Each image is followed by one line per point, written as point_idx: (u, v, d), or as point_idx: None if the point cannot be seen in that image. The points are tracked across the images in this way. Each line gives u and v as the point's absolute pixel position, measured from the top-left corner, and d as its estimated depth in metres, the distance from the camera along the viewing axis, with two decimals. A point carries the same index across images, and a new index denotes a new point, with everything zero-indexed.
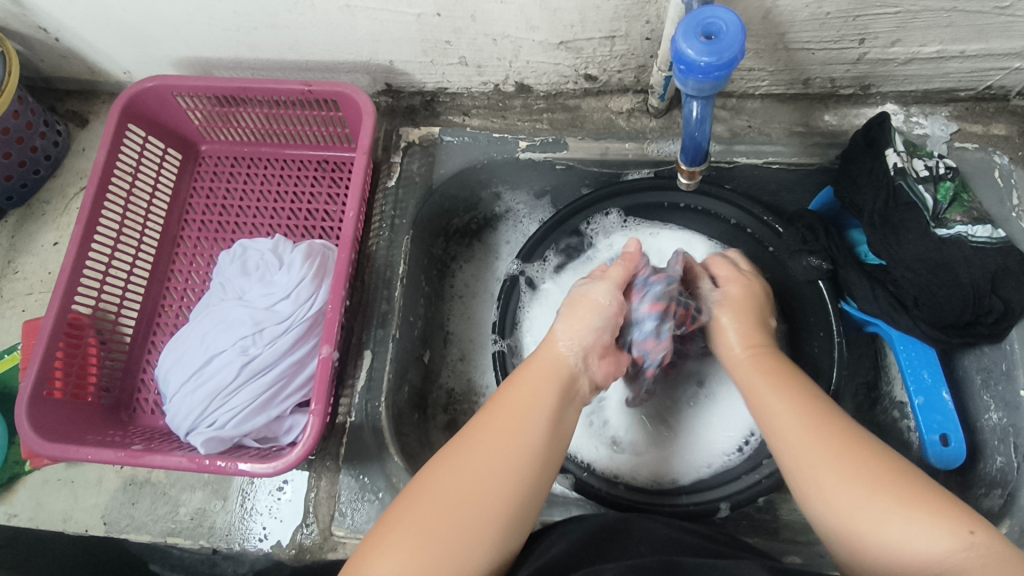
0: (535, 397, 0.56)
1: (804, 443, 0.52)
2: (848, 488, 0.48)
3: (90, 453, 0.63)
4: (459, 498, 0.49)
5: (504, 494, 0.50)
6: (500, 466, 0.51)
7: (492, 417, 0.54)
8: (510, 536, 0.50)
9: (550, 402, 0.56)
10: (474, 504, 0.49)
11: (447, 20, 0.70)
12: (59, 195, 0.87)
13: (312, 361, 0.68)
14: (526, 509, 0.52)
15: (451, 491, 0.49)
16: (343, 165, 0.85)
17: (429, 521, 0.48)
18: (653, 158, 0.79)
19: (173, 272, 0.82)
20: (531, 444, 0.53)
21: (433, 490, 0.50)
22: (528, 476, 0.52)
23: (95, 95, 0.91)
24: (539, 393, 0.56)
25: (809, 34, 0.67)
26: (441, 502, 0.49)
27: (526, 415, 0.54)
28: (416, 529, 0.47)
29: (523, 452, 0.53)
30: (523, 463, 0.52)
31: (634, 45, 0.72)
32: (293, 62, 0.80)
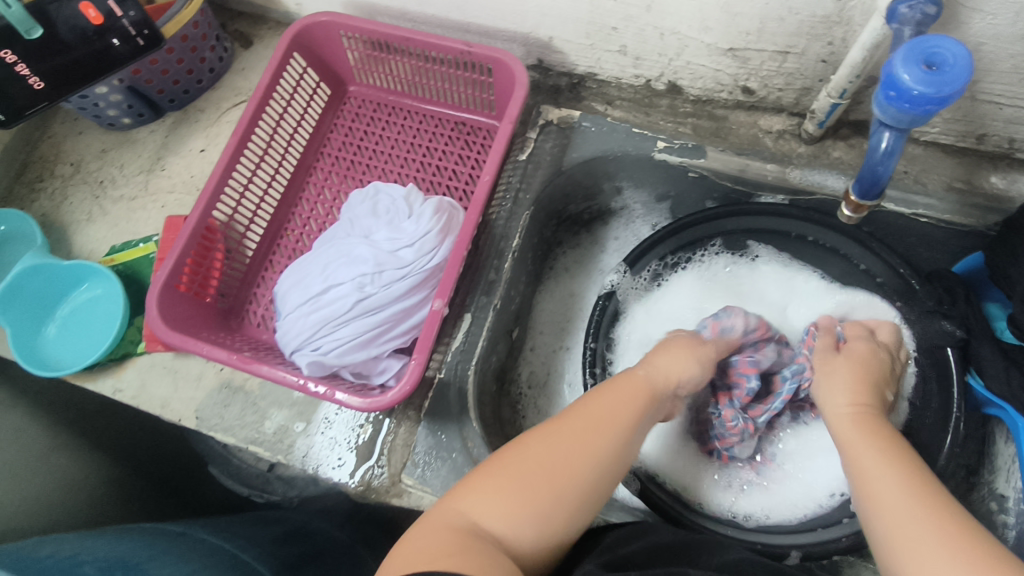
0: (631, 396, 0.60)
1: (891, 500, 0.50)
2: (927, 544, 0.45)
3: (206, 350, 0.67)
4: (550, 475, 0.52)
5: (590, 477, 0.54)
6: (588, 456, 0.54)
7: (577, 412, 0.57)
8: (583, 513, 0.54)
9: (639, 407, 0.59)
10: (554, 487, 0.52)
11: (621, 7, 0.69)
12: (212, 107, 0.91)
13: (420, 311, 0.70)
14: (599, 494, 0.55)
15: (540, 464, 0.53)
16: (478, 130, 0.86)
17: (519, 484, 0.52)
18: (793, 184, 0.77)
19: (301, 200, 0.86)
20: (618, 439, 0.56)
21: (521, 461, 0.53)
22: (611, 471, 0.55)
23: (263, 20, 0.95)
24: (631, 400, 0.59)
25: (1004, 87, 0.63)
26: (529, 478, 0.52)
27: (618, 416, 0.58)
28: (513, 492, 0.51)
29: (615, 439, 0.56)
30: (607, 453, 0.55)
31: (807, 65, 0.69)
32: (455, 21, 0.82)
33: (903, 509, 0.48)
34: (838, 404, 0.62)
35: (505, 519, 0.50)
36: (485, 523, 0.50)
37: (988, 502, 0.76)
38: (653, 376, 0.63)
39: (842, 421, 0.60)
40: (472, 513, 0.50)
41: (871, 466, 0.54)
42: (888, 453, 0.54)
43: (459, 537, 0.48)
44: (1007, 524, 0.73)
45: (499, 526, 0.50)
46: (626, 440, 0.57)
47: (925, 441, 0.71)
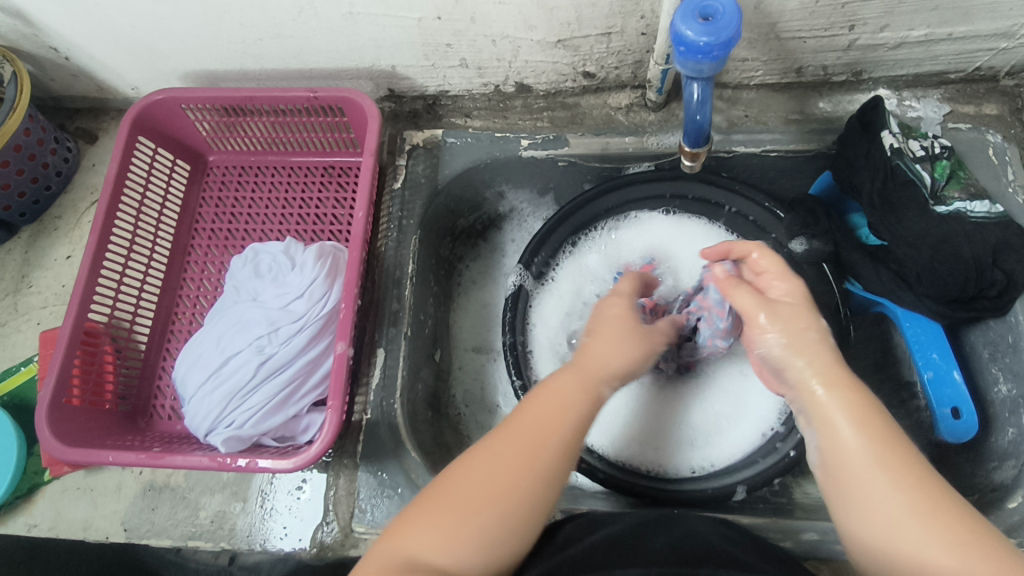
0: (562, 399, 0.55)
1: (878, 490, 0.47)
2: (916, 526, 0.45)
3: (111, 455, 0.64)
4: (481, 496, 0.50)
5: (525, 492, 0.51)
6: (519, 473, 0.51)
7: (521, 420, 0.54)
8: (516, 536, 0.50)
9: (580, 405, 0.56)
10: (491, 503, 0.50)
11: (447, 23, 0.72)
12: (70, 210, 0.88)
13: (327, 359, 0.68)
14: (542, 506, 0.52)
15: (471, 486, 0.50)
16: (348, 169, 0.87)
17: (460, 510, 0.50)
18: (653, 150, 0.81)
19: (185, 280, 0.83)
20: (550, 458, 0.52)
21: (468, 480, 0.51)
22: (553, 477, 0.52)
23: (104, 113, 0.93)
24: (564, 400, 0.55)
25: (800, 22, 0.69)
26: (465, 501, 0.50)
27: (556, 418, 0.54)
28: (450, 520, 0.49)
29: (550, 447, 0.53)
30: (550, 459, 0.52)
31: (630, 40, 0.74)
32: (297, 71, 0.82)
33: (879, 483, 0.47)
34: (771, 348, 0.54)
35: (444, 548, 0.48)
36: (422, 556, 0.48)
37: None
38: (585, 364, 0.58)
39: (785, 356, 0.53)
40: (416, 551, 0.48)
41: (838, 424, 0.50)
42: (865, 424, 0.49)
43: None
44: None
45: (437, 557, 0.48)
46: (569, 442, 0.54)
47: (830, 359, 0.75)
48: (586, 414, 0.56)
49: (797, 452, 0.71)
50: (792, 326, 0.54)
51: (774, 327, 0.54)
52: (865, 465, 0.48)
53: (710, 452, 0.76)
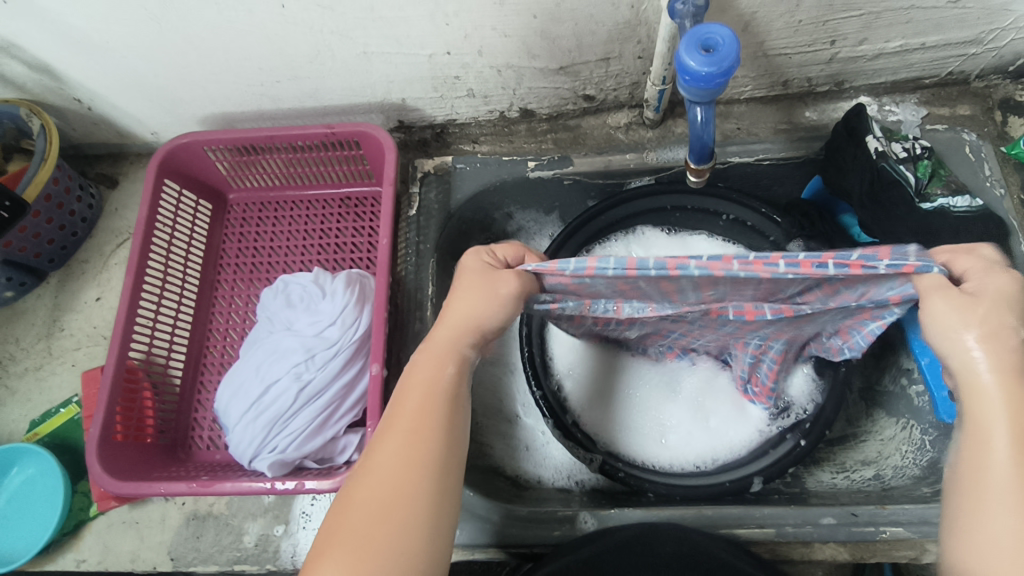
0: (421, 411, 0.51)
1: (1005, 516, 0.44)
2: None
3: (163, 486, 0.67)
4: (382, 509, 0.47)
5: (407, 512, 0.47)
6: (410, 485, 0.48)
7: (389, 435, 0.50)
8: (432, 546, 0.47)
9: (441, 405, 0.51)
10: (395, 511, 0.47)
11: (456, 57, 0.77)
12: (96, 254, 0.91)
13: (361, 381, 0.72)
14: (445, 504, 0.49)
15: (365, 514, 0.47)
16: (364, 199, 0.91)
17: (365, 537, 0.46)
18: (653, 164, 0.86)
19: (214, 314, 0.87)
20: (422, 480, 0.48)
21: (357, 502, 0.47)
22: (428, 509, 0.48)
23: (123, 157, 0.96)
24: (426, 401, 0.51)
25: (785, 40, 0.75)
26: (360, 524, 0.46)
27: (423, 427, 0.50)
28: (353, 543, 0.46)
29: (423, 465, 0.49)
30: (436, 456, 0.49)
31: (627, 64, 0.79)
32: (312, 109, 0.86)
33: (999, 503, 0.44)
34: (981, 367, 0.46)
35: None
36: None
37: (900, 379, 0.86)
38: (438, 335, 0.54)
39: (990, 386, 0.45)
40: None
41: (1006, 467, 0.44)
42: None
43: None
44: (919, 392, 0.84)
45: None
46: (434, 469, 0.49)
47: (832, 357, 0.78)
48: (450, 407, 0.52)
49: (808, 441, 0.75)
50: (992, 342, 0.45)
51: (969, 331, 0.45)
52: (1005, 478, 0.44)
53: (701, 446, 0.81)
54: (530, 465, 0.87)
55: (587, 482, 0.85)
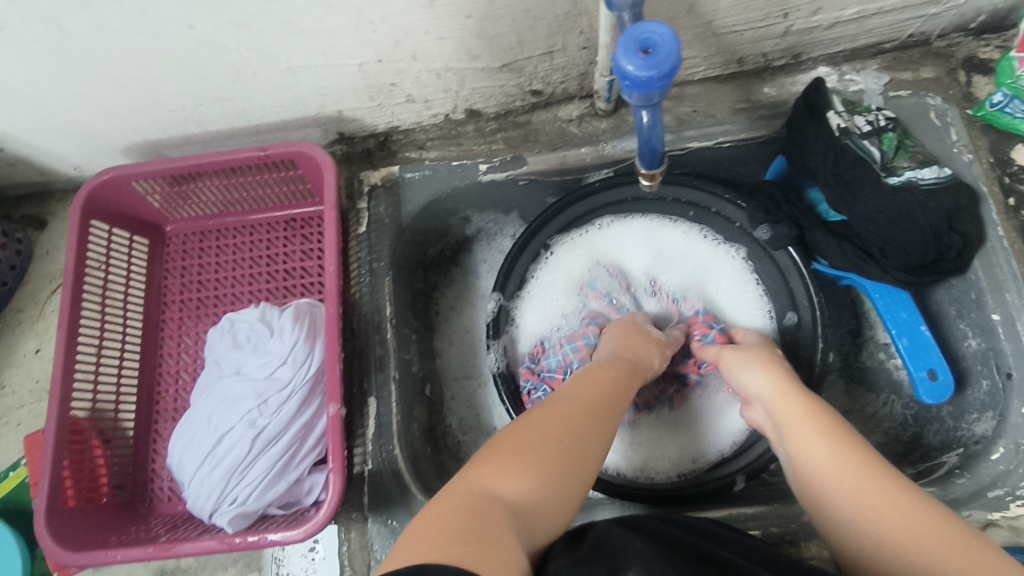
0: (598, 390, 0.59)
1: (819, 454, 0.55)
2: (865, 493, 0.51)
3: (119, 553, 0.63)
4: (560, 445, 0.51)
5: (593, 449, 0.53)
6: (586, 437, 0.53)
7: (568, 396, 0.58)
8: (576, 498, 0.51)
9: (611, 400, 0.59)
10: (568, 454, 0.51)
11: (389, 64, 0.71)
12: (31, 301, 0.86)
13: (319, 421, 0.68)
14: (584, 470, 0.52)
15: (556, 436, 0.52)
16: (311, 219, 0.86)
17: (549, 450, 0.50)
18: (611, 156, 0.81)
19: (162, 357, 0.82)
20: (599, 430, 0.55)
21: (515, 433, 0.52)
22: (601, 441, 0.55)
23: (48, 195, 0.90)
24: (602, 390, 0.59)
25: (735, 18, 0.70)
26: (547, 450, 0.50)
27: (602, 403, 0.58)
28: (520, 452, 0.50)
29: (602, 413, 0.57)
30: (603, 432, 0.55)
31: (573, 56, 0.74)
32: (242, 129, 0.81)
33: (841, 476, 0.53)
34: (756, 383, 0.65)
35: (530, 488, 0.48)
36: (506, 492, 0.47)
37: (878, 354, 0.85)
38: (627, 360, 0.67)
39: (771, 395, 0.63)
40: (495, 485, 0.47)
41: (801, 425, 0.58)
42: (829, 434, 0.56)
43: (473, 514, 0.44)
44: (898, 366, 0.84)
45: (519, 496, 0.47)
46: (608, 416, 0.57)
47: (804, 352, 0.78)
48: (616, 407, 0.59)
49: None
50: (768, 369, 0.65)
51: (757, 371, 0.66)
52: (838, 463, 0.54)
53: (704, 432, 0.80)
54: None
55: None
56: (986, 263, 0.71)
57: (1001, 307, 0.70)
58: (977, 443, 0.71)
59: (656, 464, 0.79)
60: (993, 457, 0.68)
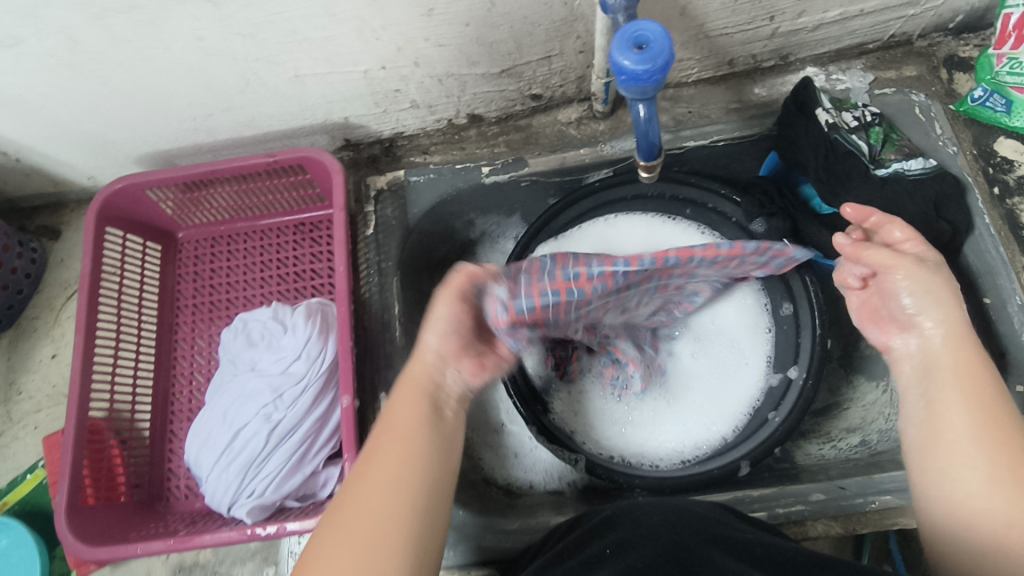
0: (418, 399, 0.55)
1: (956, 424, 0.51)
2: (978, 464, 0.48)
3: (142, 546, 0.65)
4: (370, 521, 0.48)
5: (408, 496, 0.50)
6: (388, 507, 0.49)
7: (390, 425, 0.54)
8: (421, 556, 0.48)
9: (423, 413, 0.54)
10: (378, 525, 0.48)
11: (393, 71, 0.74)
12: (46, 309, 0.88)
13: (334, 413, 0.70)
14: (432, 527, 0.50)
15: (367, 497, 0.49)
16: (320, 223, 0.89)
17: (343, 563, 0.46)
18: (609, 157, 0.84)
19: (176, 359, 0.84)
20: (415, 455, 0.52)
21: (357, 503, 0.49)
22: (414, 497, 0.50)
23: (63, 206, 0.92)
24: (413, 410, 0.54)
25: (724, 21, 0.74)
26: (356, 528, 0.47)
27: (405, 438, 0.52)
28: (351, 540, 0.47)
29: (410, 447, 0.52)
30: (424, 457, 0.52)
31: (570, 60, 0.78)
32: (252, 137, 0.84)
33: (965, 442, 0.50)
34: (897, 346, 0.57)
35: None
36: None
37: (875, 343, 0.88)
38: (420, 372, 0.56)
39: (935, 344, 0.54)
40: None
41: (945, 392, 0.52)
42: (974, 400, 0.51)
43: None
44: None
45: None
46: (425, 460, 0.52)
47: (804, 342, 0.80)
48: (433, 418, 0.54)
49: (787, 419, 0.77)
50: (946, 312, 0.54)
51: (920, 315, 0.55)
52: (974, 438, 0.49)
53: (709, 415, 0.82)
54: (520, 471, 0.87)
55: (578, 482, 0.85)
56: (974, 250, 0.74)
57: (990, 291, 0.72)
58: None
59: (660, 448, 0.82)
60: None
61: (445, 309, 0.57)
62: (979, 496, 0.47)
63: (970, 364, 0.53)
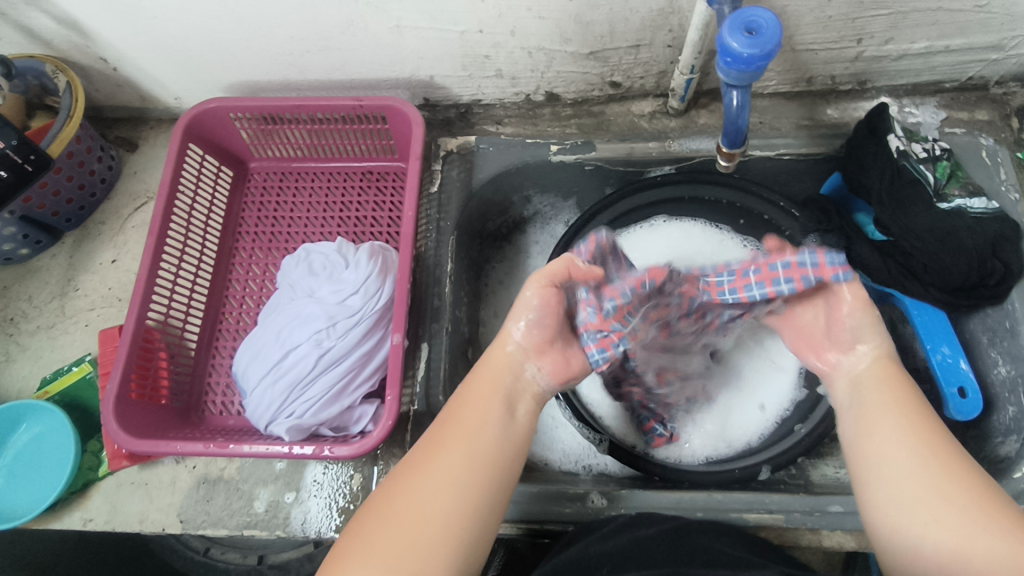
0: (493, 378, 0.61)
1: (897, 450, 0.53)
2: (932, 498, 0.49)
3: (181, 445, 0.67)
4: (416, 514, 0.50)
5: (466, 501, 0.52)
6: (450, 492, 0.52)
7: (448, 428, 0.56)
8: (463, 555, 0.50)
9: (498, 399, 0.59)
10: (422, 519, 0.50)
11: (488, 36, 0.77)
12: (113, 216, 0.91)
13: (379, 352, 0.73)
14: (482, 519, 0.52)
15: (407, 494, 0.51)
16: (386, 175, 0.91)
17: (394, 530, 0.49)
18: (675, 154, 0.86)
19: (230, 281, 0.87)
20: (481, 462, 0.54)
21: (393, 497, 0.51)
22: (481, 491, 0.53)
23: (143, 122, 0.96)
24: (490, 393, 0.60)
25: (813, 36, 0.76)
26: (397, 515, 0.50)
27: (472, 431, 0.56)
28: (391, 537, 0.49)
29: (478, 449, 0.55)
30: (486, 453, 0.55)
31: (657, 53, 0.80)
32: (338, 82, 0.87)
33: (907, 461, 0.52)
34: (845, 362, 0.63)
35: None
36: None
37: None
38: (496, 358, 0.63)
39: (876, 368, 0.60)
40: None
41: (875, 405, 0.57)
42: (902, 408, 0.56)
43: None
44: None
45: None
46: (500, 449, 0.56)
47: None
48: (507, 409, 0.59)
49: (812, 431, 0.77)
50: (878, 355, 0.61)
51: (863, 343, 0.62)
52: (916, 459, 0.52)
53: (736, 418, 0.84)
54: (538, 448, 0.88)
55: (594, 467, 0.86)
56: (1023, 295, 0.75)
57: None
58: (998, 463, 0.74)
59: (695, 447, 0.83)
60: (1015, 475, 0.72)
61: (526, 300, 0.63)
62: (921, 512, 0.49)
63: (901, 401, 0.57)
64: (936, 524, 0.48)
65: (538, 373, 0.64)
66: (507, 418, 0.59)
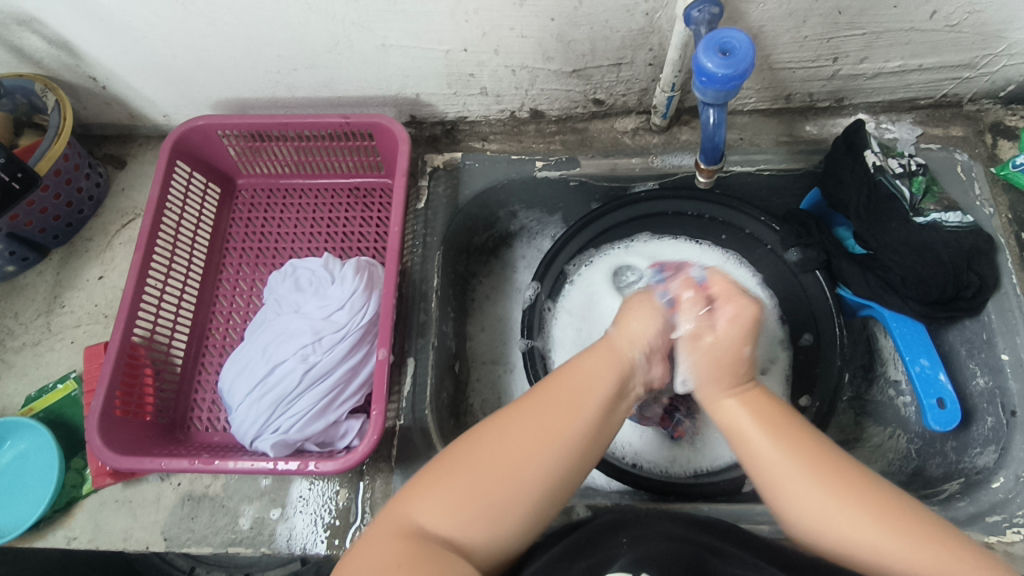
0: (603, 368, 0.59)
1: (779, 455, 0.54)
2: (829, 501, 0.52)
3: (165, 462, 0.67)
4: (500, 473, 0.53)
5: (542, 472, 0.54)
6: (543, 457, 0.54)
7: (541, 407, 0.56)
8: (538, 514, 0.54)
9: (611, 383, 0.58)
10: (507, 483, 0.53)
11: (472, 55, 0.79)
12: (100, 233, 0.91)
13: (365, 367, 0.73)
14: (555, 496, 0.55)
15: (496, 462, 0.53)
16: (373, 191, 0.92)
17: (473, 485, 0.52)
18: (658, 169, 0.87)
19: (218, 297, 0.87)
20: (562, 451, 0.55)
21: (479, 462, 0.53)
22: (563, 471, 0.55)
23: (132, 139, 0.96)
24: (602, 378, 0.58)
25: (790, 55, 0.78)
26: (484, 476, 0.53)
27: (582, 397, 0.57)
28: (456, 496, 0.52)
29: (561, 440, 0.55)
30: (576, 440, 0.55)
31: (638, 71, 0.82)
32: (325, 99, 0.88)
33: (801, 471, 0.53)
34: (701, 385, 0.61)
35: (453, 522, 0.52)
36: (434, 526, 0.52)
37: (888, 390, 0.89)
38: (617, 346, 0.61)
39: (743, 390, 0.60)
40: (422, 518, 0.52)
41: (761, 425, 0.57)
42: (776, 425, 0.56)
43: (410, 544, 0.50)
44: (906, 403, 0.87)
45: (448, 528, 0.51)
46: (586, 437, 0.56)
47: (821, 377, 0.84)
48: (613, 394, 0.58)
49: None
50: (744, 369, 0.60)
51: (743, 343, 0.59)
52: (803, 468, 0.53)
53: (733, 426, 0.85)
54: None
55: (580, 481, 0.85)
56: (999, 307, 0.77)
57: (1009, 349, 0.75)
58: (978, 473, 0.75)
59: (695, 455, 0.84)
60: (993, 486, 0.72)
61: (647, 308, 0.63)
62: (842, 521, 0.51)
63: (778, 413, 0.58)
64: (826, 525, 0.51)
65: (652, 370, 0.62)
66: (607, 408, 0.58)
